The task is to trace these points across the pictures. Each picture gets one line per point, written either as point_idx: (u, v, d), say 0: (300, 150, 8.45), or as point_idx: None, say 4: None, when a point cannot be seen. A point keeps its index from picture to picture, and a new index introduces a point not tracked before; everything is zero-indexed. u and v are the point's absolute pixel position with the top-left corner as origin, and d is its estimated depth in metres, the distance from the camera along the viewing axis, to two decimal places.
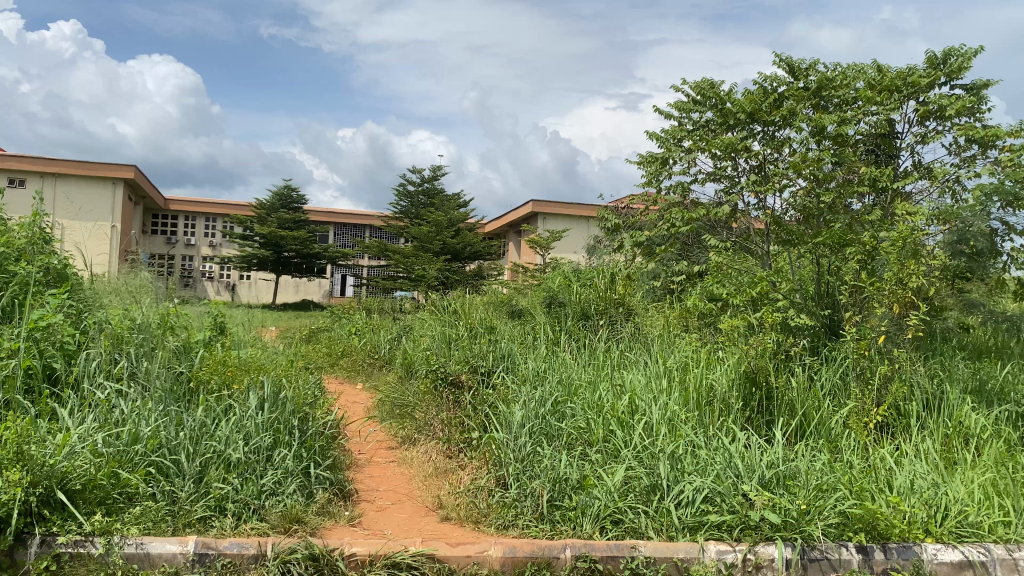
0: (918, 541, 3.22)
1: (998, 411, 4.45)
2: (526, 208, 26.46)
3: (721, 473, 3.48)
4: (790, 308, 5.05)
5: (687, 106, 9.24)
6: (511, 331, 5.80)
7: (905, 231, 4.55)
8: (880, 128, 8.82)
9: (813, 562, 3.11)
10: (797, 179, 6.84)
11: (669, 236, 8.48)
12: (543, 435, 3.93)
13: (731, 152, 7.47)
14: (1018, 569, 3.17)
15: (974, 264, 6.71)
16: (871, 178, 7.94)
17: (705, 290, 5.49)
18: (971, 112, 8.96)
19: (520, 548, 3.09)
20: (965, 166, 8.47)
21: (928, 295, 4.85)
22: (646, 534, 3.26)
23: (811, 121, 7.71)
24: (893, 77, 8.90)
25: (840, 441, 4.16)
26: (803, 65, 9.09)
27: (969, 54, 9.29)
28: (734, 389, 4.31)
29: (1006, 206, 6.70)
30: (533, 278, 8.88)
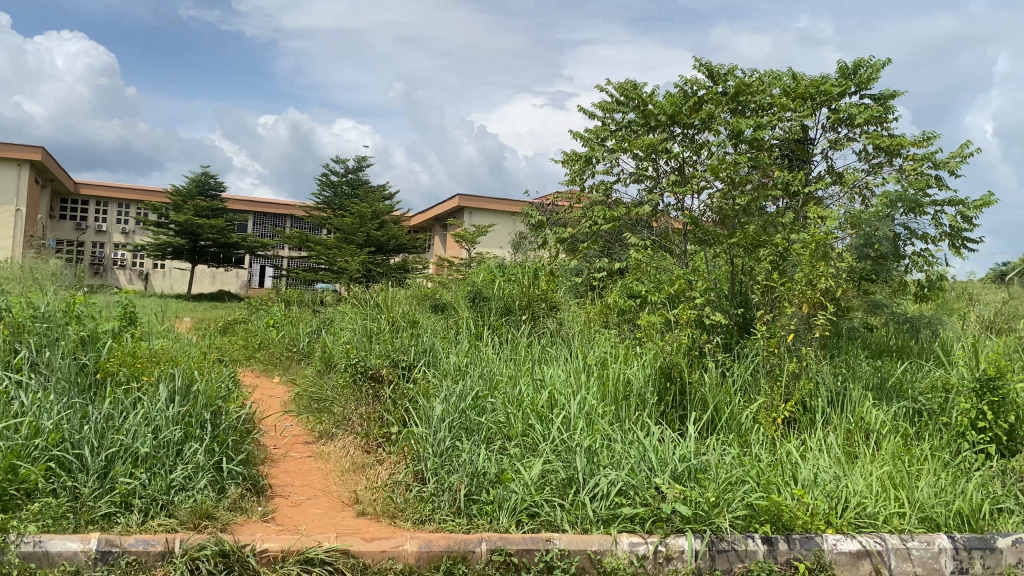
0: (819, 533, 3.36)
1: (897, 408, 4.67)
2: (451, 202, 26.41)
3: (635, 466, 3.55)
4: (706, 306, 5.18)
5: (611, 106, 9.37)
6: (434, 325, 5.79)
7: (814, 235, 4.73)
8: (794, 133, 9.12)
9: (721, 553, 3.20)
10: (714, 182, 6.98)
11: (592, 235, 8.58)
12: (462, 429, 3.92)
13: (652, 152, 7.60)
14: (911, 558, 3.34)
15: (880, 268, 6.84)
16: (784, 182, 8.20)
17: (626, 287, 5.58)
18: (879, 121, 9.33)
19: (436, 542, 3.09)
20: (873, 173, 8.82)
21: (835, 296, 5.05)
22: (561, 527, 3.29)
23: (729, 126, 7.92)
24: (807, 84, 9.20)
25: (749, 435, 4.30)
26: (722, 70, 9.32)
27: (878, 65, 9.67)
28: (650, 384, 4.43)
29: (909, 212, 6.99)
30: (458, 272, 8.87)
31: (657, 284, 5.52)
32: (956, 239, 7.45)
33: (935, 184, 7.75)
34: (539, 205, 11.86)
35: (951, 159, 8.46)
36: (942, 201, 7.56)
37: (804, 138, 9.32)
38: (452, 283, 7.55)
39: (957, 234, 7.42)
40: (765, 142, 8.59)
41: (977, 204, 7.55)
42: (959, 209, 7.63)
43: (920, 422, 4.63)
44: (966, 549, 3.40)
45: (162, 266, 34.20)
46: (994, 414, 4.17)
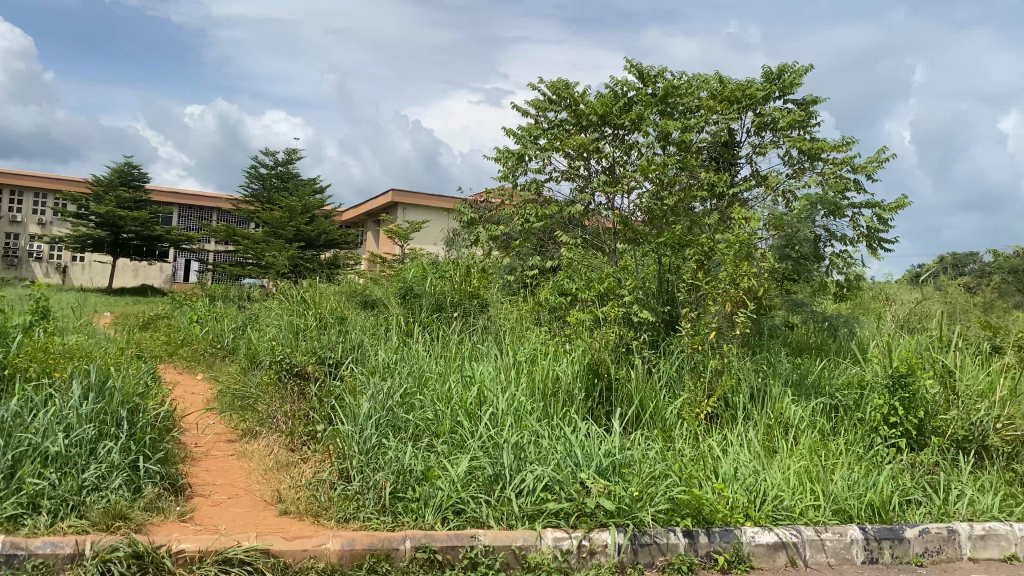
0: (738, 525, 3.45)
1: (815, 404, 4.82)
2: (384, 197, 26.18)
3: (562, 461, 3.58)
4: (634, 304, 5.26)
5: (543, 104, 9.40)
6: (362, 321, 5.73)
7: (738, 235, 4.85)
8: (720, 137, 9.30)
9: (643, 547, 3.26)
10: (644, 182, 7.04)
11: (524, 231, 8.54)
12: (389, 426, 3.89)
13: (584, 152, 7.65)
14: (825, 549, 3.46)
15: (800, 267, 7.05)
16: (711, 184, 8.36)
17: (557, 284, 5.62)
18: (802, 125, 9.60)
19: (359, 541, 3.06)
20: (795, 176, 9.09)
21: (757, 295, 5.19)
22: (487, 523, 3.29)
23: (658, 127, 8.04)
24: (733, 88, 9.40)
25: (673, 431, 4.38)
26: (652, 72, 9.46)
27: (801, 70, 9.95)
28: (578, 380, 4.48)
29: (829, 215, 7.19)
30: (389, 269, 8.79)
31: (587, 283, 5.55)
32: (873, 240, 7.72)
33: (853, 187, 8.02)
34: (471, 202, 11.82)
35: (868, 164, 8.77)
36: (860, 203, 7.82)
37: (730, 141, 9.54)
38: (383, 279, 7.47)
39: (873, 235, 7.69)
40: (693, 143, 8.76)
41: (893, 206, 7.84)
42: (876, 211, 7.91)
43: (836, 418, 4.79)
44: (876, 539, 3.53)
45: (82, 259, 32.98)
46: (904, 409, 4.34)
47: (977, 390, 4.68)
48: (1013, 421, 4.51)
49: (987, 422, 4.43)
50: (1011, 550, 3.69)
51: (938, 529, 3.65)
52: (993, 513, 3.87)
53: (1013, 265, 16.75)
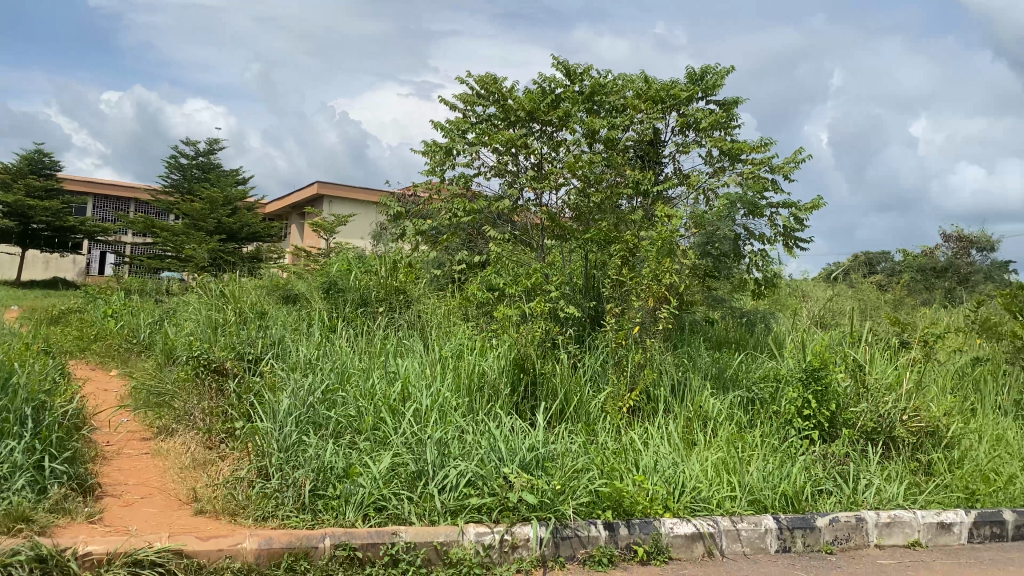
0: (657, 517, 3.52)
1: (733, 398, 4.94)
2: (309, 190, 25.71)
3: (485, 456, 3.57)
4: (560, 299, 5.34)
5: (471, 99, 9.37)
6: (284, 317, 5.61)
7: (661, 232, 4.90)
8: (646, 135, 9.48)
9: (564, 540, 3.29)
10: (571, 179, 7.05)
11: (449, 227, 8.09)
12: (309, 423, 3.82)
13: (511, 148, 7.65)
14: (740, 538, 3.55)
15: (720, 265, 7.21)
16: (635, 182, 8.46)
17: (484, 279, 5.62)
18: (723, 125, 9.81)
19: (277, 540, 3.00)
20: (715, 175, 9.29)
21: (679, 291, 5.28)
22: (408, 519, 3.27)
23: (584, 124, 8.10)
24: (658, 88, 9.56)
25: (596, 424, 4.43)
26: (579, 69, 9.53)
27: (723, 72, 10.18)
28: (504, 375, 4.49)
29: (748, 214, 7.40)
30: (313, 263, 8.64)
31: (514, 278, 5.56)
32: (789, 239, 7.96)
33: (771, 187, 8.25)
34: (398, 196, 11.71)
35: (786, 164, 9.04)
36: (777, 203, 8.05)
37: (655, 140, 9.68)
38: (307, 273, 7.34)
39: (789, 235, 7.94)
40: (618, 141, 8.87)
41: (808, 206, 8.09)
42: (792, 211, 8.15)
43: (753, 411, 4.92)
44: (789, 529, 3.64)
45: None
46: (818, 402, 4.49)
47: (885, 383, 4.87)
48: (918, 412, 4.70)
49: (893, 414, 4.61)
50: (914, 536, 3.85)
51: (847, 518, 3.78)
52: (898, 501, 4.03)
53: (920, 264, 17.53)
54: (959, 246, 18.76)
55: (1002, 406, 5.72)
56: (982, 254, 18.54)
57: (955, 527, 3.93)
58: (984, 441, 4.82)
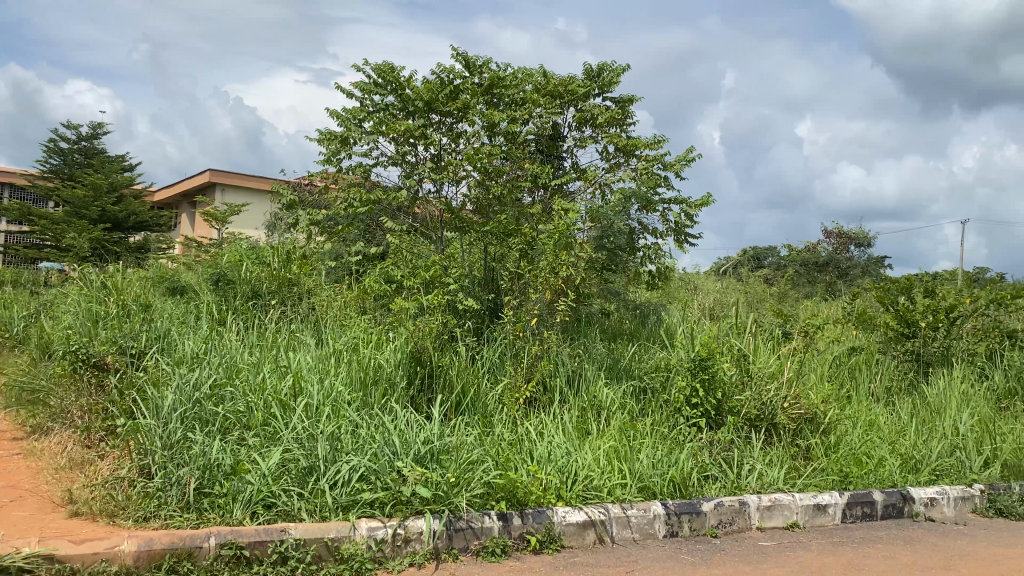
0: (551, 506, 3.57)
1: (626, 388, 5.07)
2: (201, 177, 24.77)
3: (378, 450, 3.52)
4: (459, 292, 5.38)
5: (368, 88, 9.21)
6: (170, 310, 5.40)
7: (558, 226, 5.04)
8: (545, 129, 9.57)
9: (458, 532, 3.31)
10: (471, 171, 7.00)
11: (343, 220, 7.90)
12: (195, 420, 3.67)
13: (409, 138, 7.58)
14: (630, 525, 3.65)
15: (616, 258, 7.36)
16: (534, 176, 8.59)
17: (381, 272, 5.57)
18: (619, 122, 9.99)
19: (158, 540, 2.88)
20: (611, 171, 9.47)
21: (575, 284, 5.36)
22: (299, 516, 3.21)
23: (483, 116, 8.10)
24: (556, 83, 9.69)
25: (493, 416, 4.45)
26: (478, 62, 9.52)
27: (619, 69, 10.37)
28: (400, 368, 4.45)
29: (642, 209, 7.60)
30: (203, 254, 8.34)
31: (412, 270, 5.53)
32: (680, 234, 8.20)
33: (664, 183, 8.48)
34: (293, 185, 11.44)
35: (678, 161, 9.29)
36: (669, 199, 8.28)
37: (554, 135, 9.79)
38: (197, 264, 7.09)
39: (681, 229, 8.17)
40: (517, 135, 8.91)
41: (698, 203, 8.35)
42: (683, 207, 8.39)
43: (644, 400, 5.05)
44: (677, 514, 3.76)
45: None
46: (704, 390, 4.71)
47: (768, 372, 5.07)
48: (798, 400, 4.91)
49: (775, 401, 4.81)
50: (793, 518, 4.04)
51: (731, 502, 3.93)
52: (778, 485, 4.22)
53: (803, 258, 18.51)
54: (839, 242, 19.74)
55: (874, 393, 6.06)
56: (859, 249, 19.60)
57: (830, 508, 4.14)
58: (857, 426, 5.10)
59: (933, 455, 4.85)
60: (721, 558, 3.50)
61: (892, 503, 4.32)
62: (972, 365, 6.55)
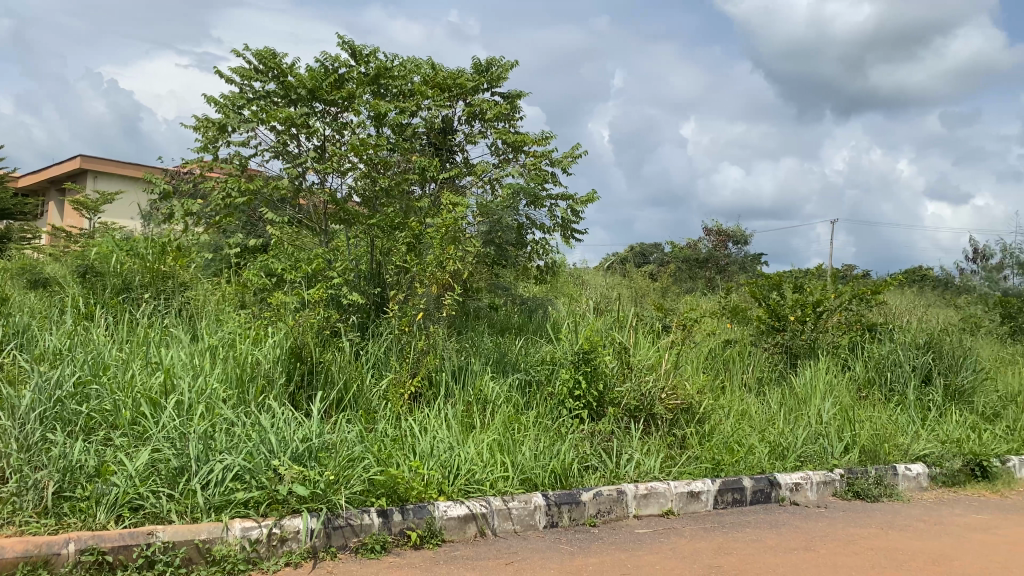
0: (432, 501, 3.57)
1: (513, 380, 5.11)
2: (70, 163, 23.41)
3: (253, 449, 3.42)
4: (343, 286, 5.31)
5: (249, 74, 8.92)
6: (30, 303, 5.08)
7: (444, 219, 5.02)
8: (433, 122, 9.52)
9: (336, 530, 3.26)
10: (357, 163, 6.88)
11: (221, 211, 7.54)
12: (56, 420, 3.47)
13: (291, 127, 7.38)
14: (511, 517, 3.69)
15: (503, 254, 7.41)
16: (422, 168, 8.55)
17: (261, 265, 5.43)
18: (508, 117, 10.04)
19: (10, 548, 2.71)
20: (500, 166, 9.52)
21: (462, 278, 5.36)
22: (167, 518, 3.07)
23: (370, 106, 7.97)
24: (444, 76, 9.67)
25: (376, 412, 4.40)
26: (365, 51, 9.37)
27: (508, 65, 10.43)
28: (279, 365, 4.33)
29: (530, 204, 7.68)
30: (70, 244, 7.89)
31: (295, 264, 5.41)
32: (567, 230, 8.33)
33: (551, 179, 8.59)
34: (168, 174, 10.97)
35: (566, 158, 9.43)
36: (557, 195, 8.39)
37: (442, 128, 9.76)
38: (64, 256, 6.70)
39: (567, 225, 8.30)
40: (405, 127, 8.84)
41: (584, 199, 8.51)
42: (569, 203, 8.53)
43: (530, 392, 5.11)
44: (557, 504, 3.83)
45: None
46: (587, 383, 4.82)
47: (647, 364, 5.21)
48: (675, 391, 5.09)
49: (653, 393, 4.96)
50: (668, 505, 4.19)
51: (609, 491, 4.03)
52: (654, 474, 4.36)
53: (685, 255, 19.23)
54: (718, 240, 20.54)
55: (747, 383, 6.34)
56: (737, 247, 20.47)
57: (703, 495, 4.31)
58: (730, 416, 5.32)
59: (799, 442, 5.11)
60: (599, 547, 3.58)
61: (760, 489, 4.53)
62: (836, 356, 6.95)
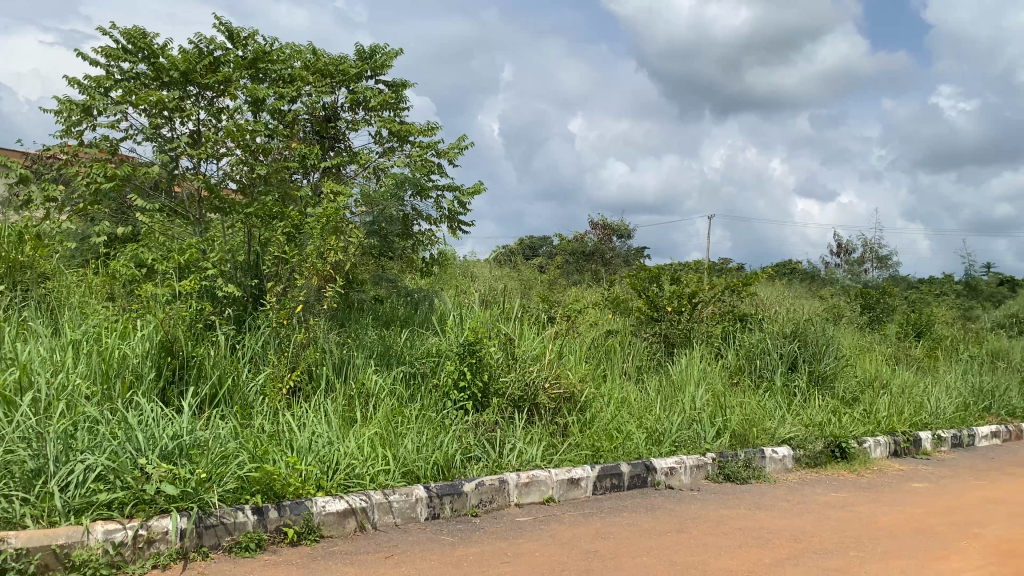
0: (310, 497, 3.51)
1: (396, 373, 5.08)
2: None
3: (118, 448, 3.26)
4: (218, 277, 5.13)
5: (117, 54, 8.46)
6: None
7: (325, 209, 4.94)
8: (315, 109, 9.31)
9: (208, 529, 3.16)
10: (234, 149, 6.65)
11: (86, 197, 7.13)
12: None
13: (162, 110, 7.06)
14: (392, 510, 3.67)
15: (386, 245, 7.34)
16: (302, 156, 8.35)
17: (131, 255, 5.18)
18: (393, 107, 9.93)
19: None
20: (384, 156, 9.41)
21: (344, 269, 5.28)
22: (21, 523, 2.88)
23: (247, 91, 7.70)
24: (326, 62, 9.51)
25: (253, 408, 4.27)
26: (243, 34, 9.06)
27: (392, 53, 10.31)
28: (149, 360, 4.14)
29: (415, 194, 7.63)
30: None
31: (166, 254, 5.19)
32: (453, 221, 8.32)
33: (437, 170, 8.56)
34: (25, 158, 10.28)
35: (452, 149, 9.41)
36: (442, 186, 8.37)
37: (325, 116, 9.56)
38: None
39: (454, 217, 8.30)
40: (286, 114, 8.61)
41: (470, 191, 8.52)
42: (456, 194, 8.52)
43: (414, 385, 5.08)
44: (438, 496, 3.83)
45: None
46: (471, 374, 4.83)
47: (532, 354, 5.29)
48: (558, 380, 5.18)
49: (536, 382, 5.05)
50: (549, 493, 4.26)
51: (491, 481, 4.07)
52: (536, 462, 4.43)
53: (572, 248, 19.56)
54: (603, 233, 21.00)
55: (627, 372, 6.52)
56: (622, 240, 21.00)
57: (582, 482, 4.41)
58: (610, 404, 5.46)
59: (674, 428, 5.29)
60: (480, 537, 3.61)
61: (637, 474, 4.68)
62: (710, 345, 7.24)
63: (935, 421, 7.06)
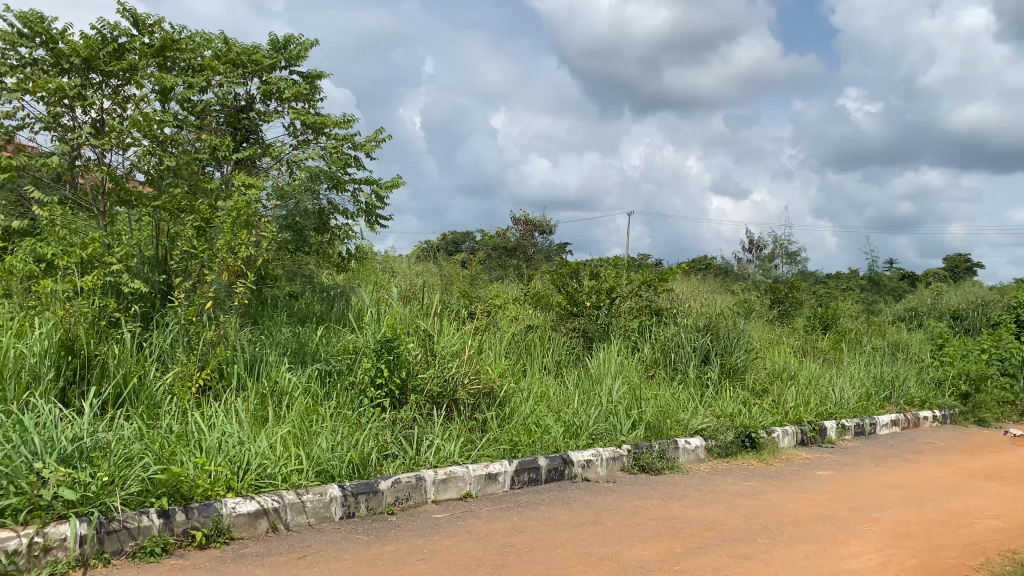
0: (219, 498, 3.42)
1: (311, 370, 4.99)
2: None
3: (12, 452, 3.09)
4: (123, 273, 4.94)
5: (12, 39, 8.04)
6: None
7: (236, 203, 4.82)
8: (226, 100, 9.06)
9: (110, 534, 3.04)
10: (140, 140, 6.42)
11: None
12: None
13: (62, 98, 6.76)
14: (305, 510, 3.62)
15: (301, 239, 7.20)
16: (211, 147, 8.09)
17: (28, 249, 4.94)
18: (308, 99, 9.75)
19: None
20: (299, 148, 9.22)
21: (256, 265, 5.15)
22: None
23: (154, 80, 7.43)
24: (238, 52, 9.27)
25: (160, 408, 4.13)
26: (149, 20, 8.74)
27: (307, 44, 10.12)
28: (47, 359, 3.95)
29: (331, 188, 7.51)
30: None
31: (67, 248, 4.97)
32: (371, 216, 8.23)
33: (354, 164, 8.44)
34: None
35: (369, 142, 9.29)
36: (360, 179, 8.27)
37: (237, 107, 9.32)
38: None
39: (372, 211, 8.20)
40: (195, 104, 8.36)
41: (388, 185, 8.44)
42: (373, 188, 8.43)
43: (329, 382, 5.00)
44: (353, 495, 3.79)
45: None
46: (389, 371, 4.79)
47: (451, 350, 5.28)
48: (477, 376, 5.19)
49: (455, 378, 5.04)
50: (466, 489, 4.27)
51: (407, 478, 4.05)
52: (453, 458, 4.43)
53: (494, 243, 19.60)
54: (524, 229, 21.12)
55: (546, 366, 6.57)
56: (543, 236, 21.16)
57: (500, 477, 4.43)
58: (529, 399, 5.49)
59: (591, 421, 5.36)
60: (396, 534, 3.58)
61: (555, 467, 4.72)
62: (628, 339, 7.37)
63: (840, 411, 7.35)
